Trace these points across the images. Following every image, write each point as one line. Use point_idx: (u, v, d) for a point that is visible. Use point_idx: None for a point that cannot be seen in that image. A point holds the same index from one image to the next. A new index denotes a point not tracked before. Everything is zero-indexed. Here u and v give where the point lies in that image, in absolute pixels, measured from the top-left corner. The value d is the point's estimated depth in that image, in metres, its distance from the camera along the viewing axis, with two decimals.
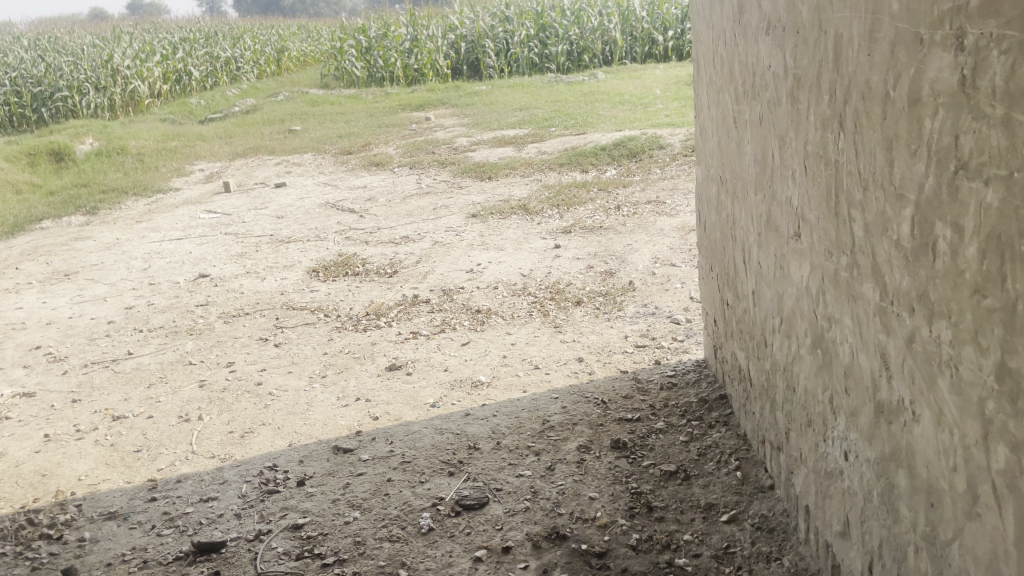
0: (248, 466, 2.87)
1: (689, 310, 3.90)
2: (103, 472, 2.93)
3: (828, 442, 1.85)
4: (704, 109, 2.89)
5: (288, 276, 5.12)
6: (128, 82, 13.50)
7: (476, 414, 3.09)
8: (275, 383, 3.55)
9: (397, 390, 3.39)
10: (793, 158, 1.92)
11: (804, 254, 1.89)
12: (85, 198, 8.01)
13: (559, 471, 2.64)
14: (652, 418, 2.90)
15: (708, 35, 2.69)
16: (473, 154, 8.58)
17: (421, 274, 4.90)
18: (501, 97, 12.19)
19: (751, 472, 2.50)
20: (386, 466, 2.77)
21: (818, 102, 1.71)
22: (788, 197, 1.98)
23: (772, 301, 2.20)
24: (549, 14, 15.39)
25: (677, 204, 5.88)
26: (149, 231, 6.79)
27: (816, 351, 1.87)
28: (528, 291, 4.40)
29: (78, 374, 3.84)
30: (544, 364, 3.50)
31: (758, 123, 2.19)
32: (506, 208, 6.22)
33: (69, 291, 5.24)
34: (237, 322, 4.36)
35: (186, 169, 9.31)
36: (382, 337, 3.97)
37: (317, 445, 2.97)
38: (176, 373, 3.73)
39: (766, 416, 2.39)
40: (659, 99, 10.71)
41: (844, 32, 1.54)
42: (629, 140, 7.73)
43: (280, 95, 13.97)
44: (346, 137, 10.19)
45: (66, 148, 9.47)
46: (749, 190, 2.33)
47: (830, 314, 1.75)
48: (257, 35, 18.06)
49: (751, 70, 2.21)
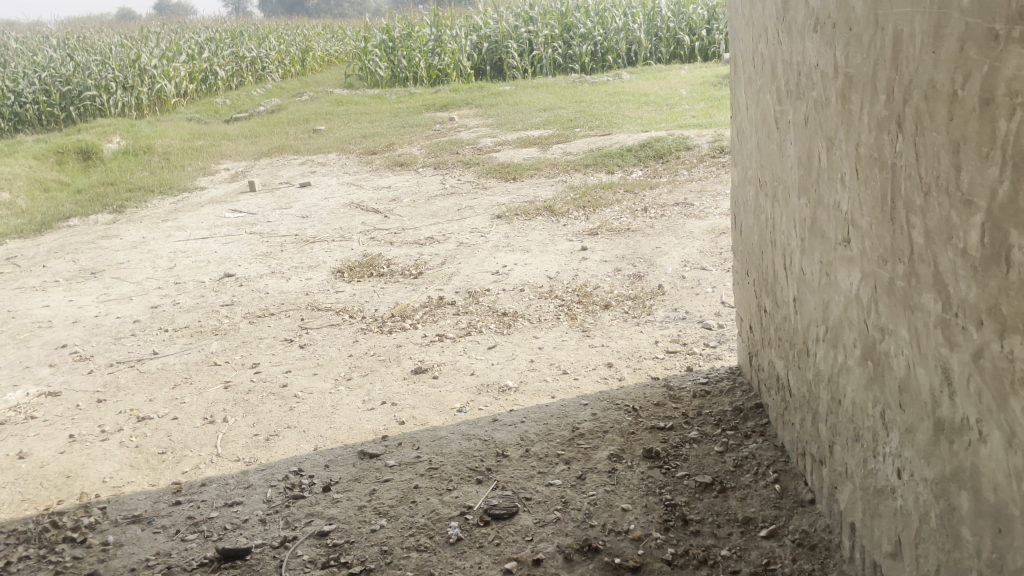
0: (273, 470, 2.83)
1: (720, 315, 3.81)
2: (128, 473, 2.90)
3: (878, 458, 1.78)
4: (741, 109, 2.81)
5: (313, 276, 5.09)
6: (155, 82, 13.58)
7: (504, 420, 3.03)
8: (300, 385, 3.50)
9: (423, 393, 3.33)
10: (843, 161, 1.84)
11: (854, 261, 1.81)
12: (112, 196, 8.05)
13: (590, 480, 2.58)
14: (685, 427, 2.83)
15: (747, 34, 2.61)
16: (497, 154, 8.53)
17: (446, 275, 4.85)
18: (525, 97, 12.12)
19: (790, 485, 2.42)
20: (412, 472, 2.72)
21: (872, 102, 1.63)
22: (836, 202, 1.90)
23: (816, 308, 2.12)
24: (573, 14, 15.30)
25: (705, 206, 5.78)
26: (175, 230, 6.80)
27: (866, 363, 1.80)
28: (555, 294, 4.33)
29: (104, 373, 3.82)
30: (573, 369, 3.43)
31: (803, 124, 2.10)
32: (532, 209, 6.15)
33: (96, 290, 5.25)
34: (262, 322, 4.33)
35: (211, 168, 9.33)
36: (407, 340, 3.92)
37: (342, 449, 2.93)
38: (201, 374, 3.70)
39: (808, 428, 2.31)
40: (685, 100, 10.60)
41: (904, 29, 1.46)
42: (656, 140, 7.64)
43: (305, 94, 14.00)
44: (371, 138, 10.18)
45: (94, 147, 9.53)
46: (791, 193, 2.26)
47: (884, 325, 1.67)
48: (281, 35, 18.12)
49: (796, 69, 2.13)
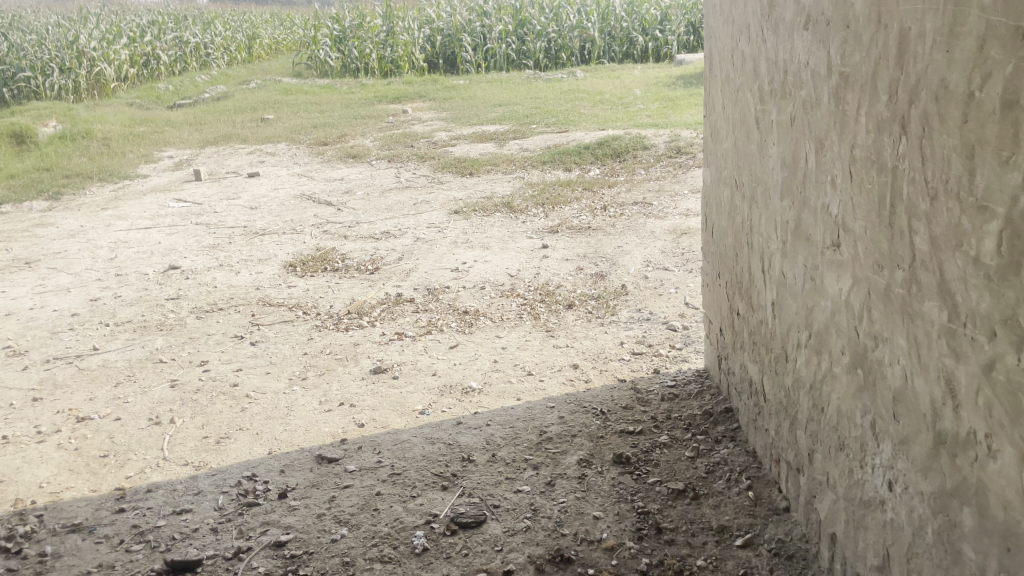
0: (225, 475, 2.68)
1: (685, 317, 3.77)
2: (67, 478, 2.72)
3: (866, 468, 1.73)
4: (716, 108, 2.76)
5: (264, 270, 4.91)
6: (94, 65, 13.09)
7: (468, 423, 2.93)
8: (252, 385, 3.35)
9: (384, 395, 3.21)
10: (834, 163, 1.79)
11: (844, 266, 1.77)
12: (48, 182, 7.70)
13: (559, 487, 2.49)
14: (654, 431, 2.77)
15: (727, 32, 2.56)
16: (452, 149, 8.41)
17: (404, 271, 4.72)
18: (479, 92, 12.01)
19: (764, 492, 2.38)
20: (374, 478, 2.60)
21: (872, 102, 1.58)
22: (825, 204, 1.85)
23: (798, 313, 2.07)
24: (528, 10, 15.24)
25: (664, 206, 5.76)
26: (116, 219, 6.51)
27: (855, 372, 1.75)
28: (517, 292, 4.25)
29: (40, 370, 3.60)
30: (537, 370, 3.35)
31: (789, 125, 2.05)
32: (490, 205, 6.06)
33: (30, 281, 4.98)
34: (211, 318, 4.15)
35: (154, 155, 8.99)
36: (365, 338, 3.79)
37: (299, 453, 2.79)
38: (145, 372, 3.51)
39: (784, 435, 2.27)
40: (640, 99, 10.62)
41: (912, 27, 1.41)
42: (613, 139, 7.60)
43: (252, 83, 13.63)
44: (322, 128, 9.96)
45: (29, 130, 9.13)
46: (773, 195, 2.21)
47: (878, 332, 1.62)
48: (227, 20, 17.62)
49: (781, 68, 2.08)
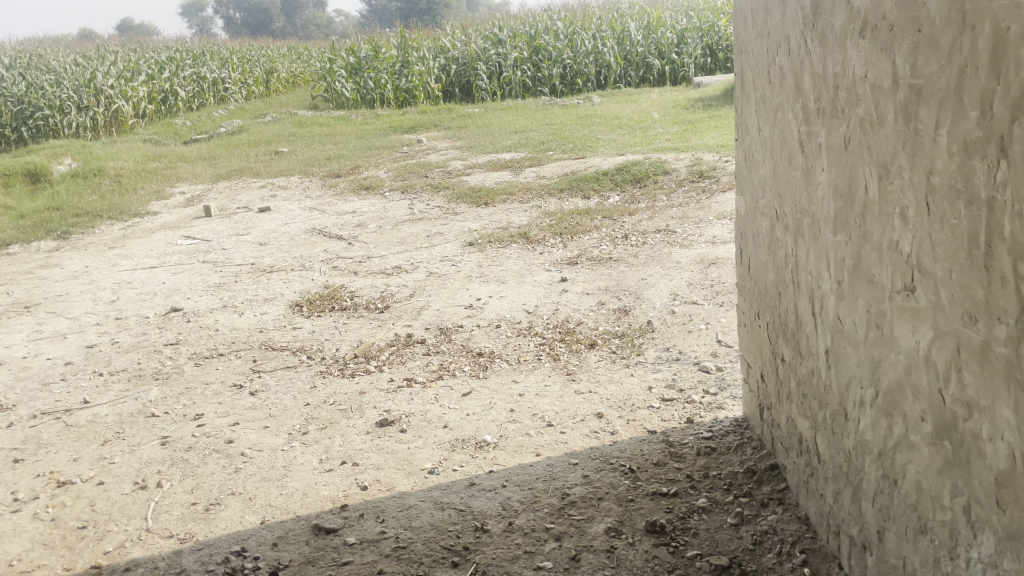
0: (212, 550, 2.41)
1: (717, 356, 3.47)
2: (39, 554, 2.46)
3: (958, 560, 1.43)
4: (750, 130, 2.48)
5: (270, 310, 4.67)
6: (111, 102, 13.09)
7: (482, 484, 2.65)
8: (249, 441, 3.08)
9: (390, 451, 2.93)
10: (903, 192, 1.50)
11: (920, 315, 1.48)
12: (57, 221, 7.55)
13: (586, 563, 2.19)
14: (692, 493, 2.46)
15: (761, 43, 2.28)
16: (467, 178, 8.17)
17: (415, 309, 4.46)
18: (494, 120, 11.81)
19: (822, 569, 2.06)
20: (377, 553, 2.31)
21: (955, 120, 1.30)
22: (892, 240, 1.57)
23: (860, 366, 1.77)
24: (542, 37, 15.07)
25: (689, 233, 5.47)
26: (122, 259, 6.32)
27: (938, 444, 1.45)
28: (535, 331, 3.97)
29: (25, 427, 3.36)
30: (558, 420, 3.05)
31: (841, 148, 1.77)
32: (506, 236, 5.80)
33: (29, 327, 4.78)
34: (211, 364, 3.90)
35: (166, 191, 8.83)
36: (372, 385, 3.52)
37: (294, 523, 2.51)
38: (135, 428, 3.27)
39: (844, 504, 1.95)
40: (658, 123, 10.35)
41: (1012, 25, 1.15)
42: (633, 164, 7.32)
43: (267, 116, 13.55)
44: (336, 160, 9.79)
45: (43, 169, 9.01)
46: (824, 228, 1.91)
47: (971, 400, 1.34)
48: (245, 55, 17.61)
49: (831, 82, 1.80)
